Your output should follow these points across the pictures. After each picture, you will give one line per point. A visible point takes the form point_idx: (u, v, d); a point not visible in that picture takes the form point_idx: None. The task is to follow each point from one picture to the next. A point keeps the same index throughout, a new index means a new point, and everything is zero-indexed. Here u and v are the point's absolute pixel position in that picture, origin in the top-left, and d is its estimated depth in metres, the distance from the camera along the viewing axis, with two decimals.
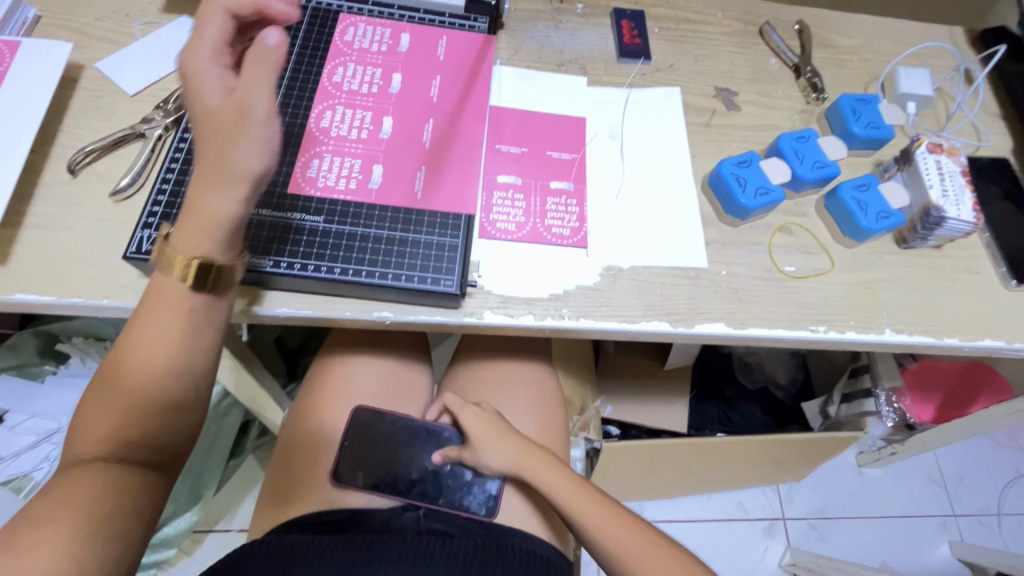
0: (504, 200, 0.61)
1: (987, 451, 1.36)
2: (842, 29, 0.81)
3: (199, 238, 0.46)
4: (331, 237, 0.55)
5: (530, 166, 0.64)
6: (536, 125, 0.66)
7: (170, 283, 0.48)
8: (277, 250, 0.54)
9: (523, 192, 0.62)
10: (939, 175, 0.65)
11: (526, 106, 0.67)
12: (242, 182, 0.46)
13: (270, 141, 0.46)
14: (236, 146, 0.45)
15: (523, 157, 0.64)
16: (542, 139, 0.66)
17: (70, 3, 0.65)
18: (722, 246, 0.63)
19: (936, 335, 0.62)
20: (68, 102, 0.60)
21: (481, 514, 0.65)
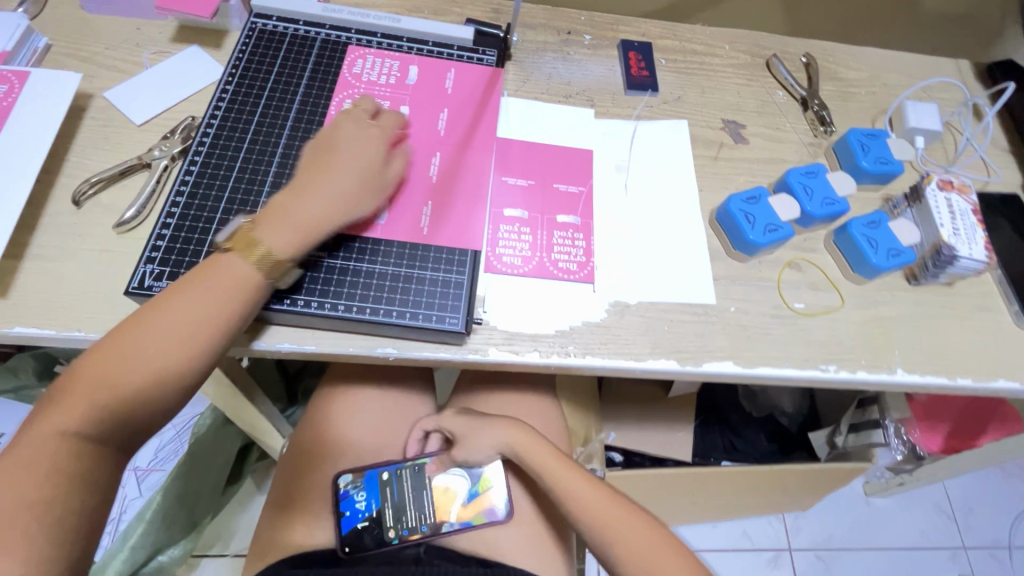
0: (510, 235, 0.61)
1: (996, 481, 1.33)
2: (849, 62, 0.81)
3: (285, 236, 0.50)
4: (337, 274, 0.55)
5: (538, 199, 0.63)
6: (543, 159, 0.66)
7: (236, 263, 0.49)
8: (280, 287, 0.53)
9: (530, 226, 0.62)
10: (950, 215, 0.64)
11: (534, 140, 0.67)
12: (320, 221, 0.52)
13: (355, 209, 0.54)
14: (345, 196, 0.53)
15: (530, 190, 0.64)
16: (550, 173, 0.65)
17: (82, 32, 0.66)
18: (731, 282, 0.63)
19: (949, 376, 0.61)
20: (76, 131, 0.60)
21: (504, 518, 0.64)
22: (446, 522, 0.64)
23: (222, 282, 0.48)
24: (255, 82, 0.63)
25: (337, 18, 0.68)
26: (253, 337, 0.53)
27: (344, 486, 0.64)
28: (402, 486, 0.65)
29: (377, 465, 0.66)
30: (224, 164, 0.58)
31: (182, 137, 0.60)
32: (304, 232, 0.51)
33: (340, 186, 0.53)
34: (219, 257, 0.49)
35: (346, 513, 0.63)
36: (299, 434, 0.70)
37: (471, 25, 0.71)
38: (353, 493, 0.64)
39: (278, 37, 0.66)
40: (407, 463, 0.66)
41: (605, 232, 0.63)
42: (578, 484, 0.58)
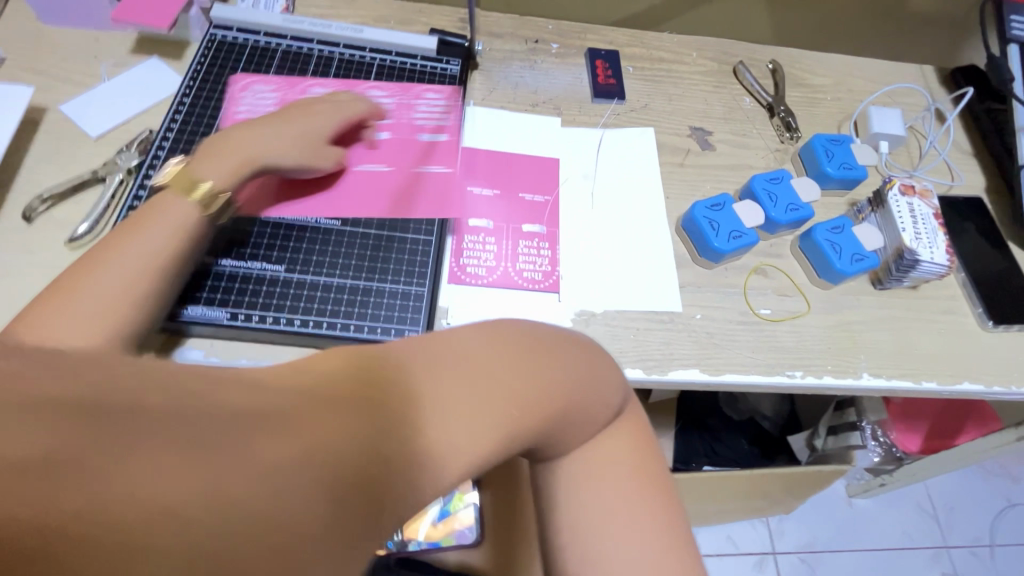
0: (476, 248, 0.60)
1: (977, 479, 1.35)
2: (814, 69, 0.82)
3: (224, 167, 0.48)
4: (293, 288, 0.54)
5: (503, 209, 0.63)
6: (510, 169, 0.66)
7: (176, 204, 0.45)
8: (236, 301, 0.52)
9: (497, 237, 0.61)
10: (912, 218, 0.65)
11: (500, 149, 0.67)
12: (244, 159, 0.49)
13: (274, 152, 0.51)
14: (281, 146, 0.51)
15: (495, 201, 0.63)
16: (514, 182, 0.65)
17: (37, 45, 0.65)
18: (697, 289, 0.63)
19: (915, 379, 0.61)
20: (28, 145, 0.59)
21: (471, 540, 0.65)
22: (414, 539, 0.65)
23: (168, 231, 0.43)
24: (212, 95, 0.62)
25: (298, 28, 0.68)
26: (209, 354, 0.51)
27: None
28: None
29: None
30: None
31: (138, 150, 0.59)
32: (243, 169, 0.49)
33: (283, 137, 0.52)
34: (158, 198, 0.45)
35: None
36: None
37: (436, 35, 0.71)
38: None
39: (238, 49, 0.66)
40: None
41: (572, 240, 0.63)
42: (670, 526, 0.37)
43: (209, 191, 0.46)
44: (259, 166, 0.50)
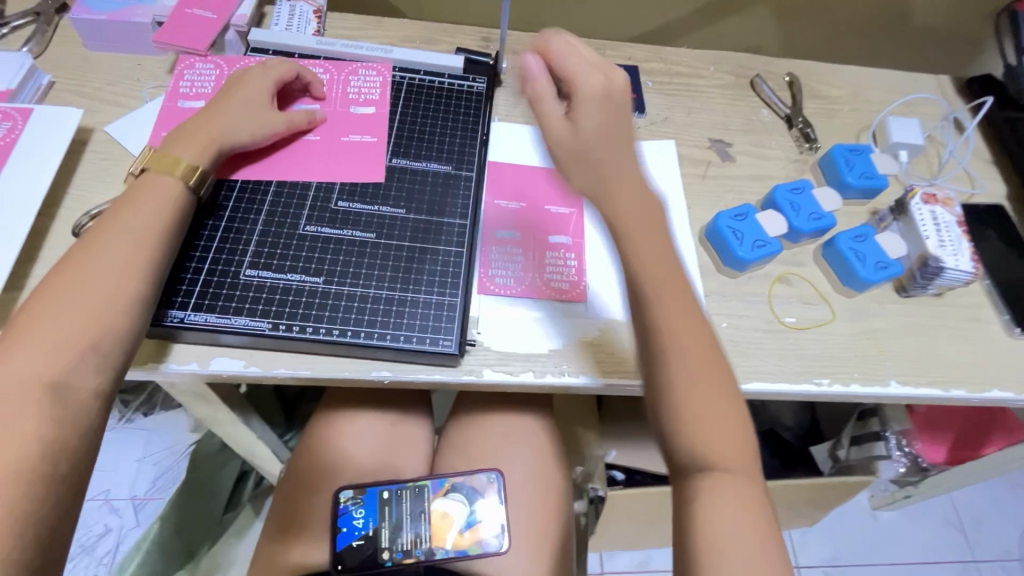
0: (503, 258, 0.62)
1: (1005, 491, 1.32)
2: (831, 80, 0.83)
3: (198, 148, 0.54)
4: (330, 299, 0.55)
5: (530, 221, 0.64)
6: (531, 180, 0.67)
7: (157, 179, 0.52)
8: (276, 313, 0.54)
9: (523, 248, 0.63)
10: (935, 226, 0.65)
11: (519, 161, 0.69)
12: (209, 137, 0.55)
13: (237, 125, 0.57)
14: (239, 121, 0.57)
15: (520, 213, 0.65)
16: (538, 193, 0.66)
17: (83, 69, 0.68)
18: (722, 298, 0.63)
19: (943, 387, 0.61)
20: (76, 164, 0.61)
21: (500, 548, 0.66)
22: (442, 547, 0.66)
23: (157, 202, 0.51)
24: None
25: (330, 50, 0.70)
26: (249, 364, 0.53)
27: (345, 501, 0.67)
28: (402, 507, 0.67)
29: (378, 484, 0.68)
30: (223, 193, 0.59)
31: None
32: (209, 147, 0.55)
33: (234, 112, 0.57)
34: (142, 178, 0.52)
35: (344, 529, 0.66)
36: (299, 469, 0.72)
37: (461, 55, 0.74)
38: (353, 510, 0.67)
39: None
40: (408, 485, 0.68)
41: (596, 250, 0.64)
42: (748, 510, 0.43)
43: (189, 165, 0.53)
44: (222, 142, 0.56)
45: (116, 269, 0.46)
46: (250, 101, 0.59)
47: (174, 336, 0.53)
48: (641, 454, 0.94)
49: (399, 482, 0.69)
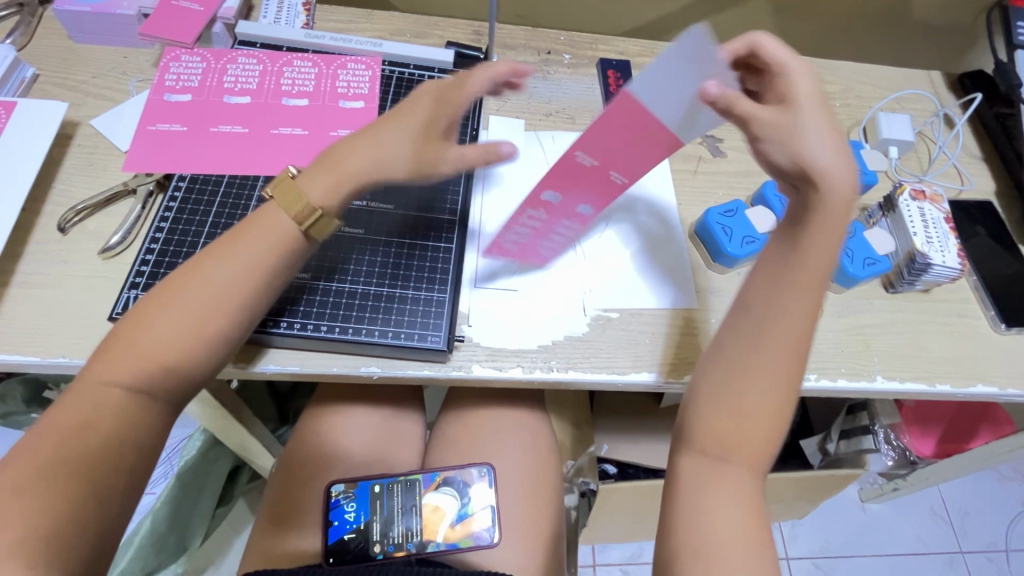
0: (518, 228, 0.57)
1: (992, 484, 1.34)
2: (823, 76, 0.83)
3: (328, 187, 0.48)
4: (332, 296, 0.55)
5: (581, 182, 0.52)
6: (644, 139, 0.46)
7: (281, 218, 0.48)
8: (281, 311, 0.54)
9: (546, 221, 0.56)
10: (923, 223, 0.66)
11: (652, 103, 0.42)
12: (345, 178, 0.49)
13: (380, 163, 0.49)
14: (390, 153, 0.49)
15: (569, 184, 0.52)
16: (629, 145, 0.47)
17: (69, 63, 0.67)
18: (712, 293, 0.64)
19: (928, 382, 0.62)
20: (61, 159, 0.61)
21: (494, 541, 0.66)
22: (433, 541, 0.66)
23: (266, 244, 0.48)
24: None
25: (320, 43, 0.69)
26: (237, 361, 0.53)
27: (336, 495, 0.67)
28: (392, 502, 0.67)
29: (369, 478, 0.68)
30: (209, 187, 0.59)
31: None
32: (337, 188, 0.49)
33: (388, 144, 0.49)
34: (263, 207, 0.49)
35: (335, 522, 0.66)
36: (290, 466, 0.72)
37: (452, 49, 0.73)
38: (344, 504, 0.67)
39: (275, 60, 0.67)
40: (399, 479, 0.68)
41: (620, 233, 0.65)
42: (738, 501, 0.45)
43: (307, 207, 0.48)
44: (354, 185, 0.49)
45: (208, 303, 0.45)
46: (418, 149, 0.48)
47: (265, 343, 0.54)
48: (633, 448, 0.94)
49: (391, 476, 0.69)
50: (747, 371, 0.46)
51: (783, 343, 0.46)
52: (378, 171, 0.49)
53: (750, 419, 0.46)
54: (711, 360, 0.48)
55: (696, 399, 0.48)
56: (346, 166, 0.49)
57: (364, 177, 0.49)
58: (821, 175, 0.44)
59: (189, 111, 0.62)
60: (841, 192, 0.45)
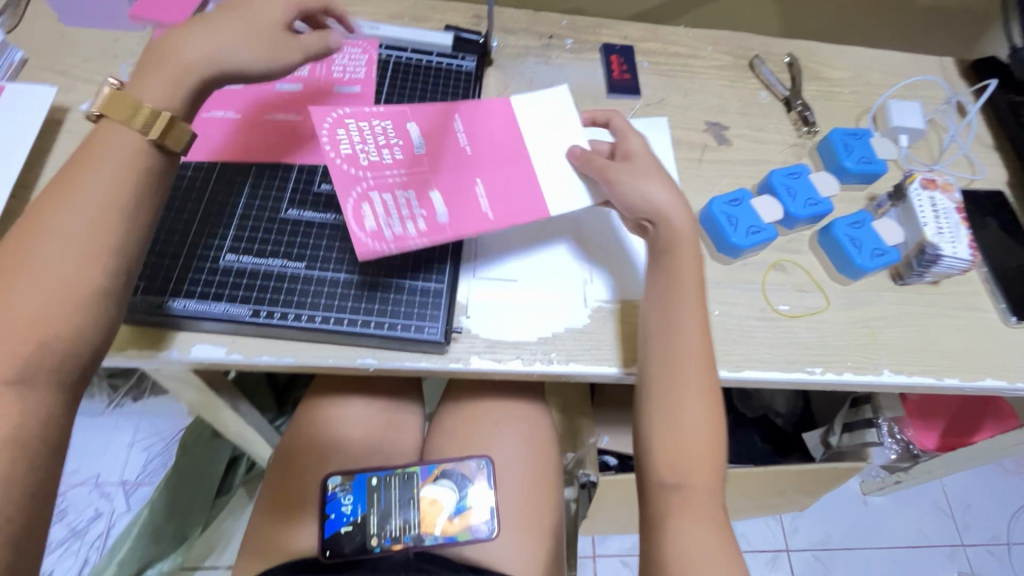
0: (361, 130, 0.56)
1: (994, 478, 1.33)
2: (832, 62, 0.81)
3: (164, 83, 0.47)
4: (251, 280, 0.53)
5: (439, 159, 0.57)
6: (516, 189, 0.57)
7: (124, 129, 0.46)
8: (194, 293, 0.52)
9: (383, 164, 0.55)
10: (934, 214, 0.64)
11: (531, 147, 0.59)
12: (184, 68, 0.48)
13: (220, 49, 0.49)
14: (235, 45, 0.50)
15: (425, 156, 0.57)
16: (498, 154, 0.58)
17: (59, 46, 0.65)
18: (715, 285, 0.62)
19: (936, 376, 0.61)
20: (51, 145, 0.59)
21: (490, 535, 0.66)
22: (431, 534, 0.65)
23: (115, 165, 0.45)
24: None
25: None
26: (177, 347, 0.52)
27: (332, 488, 0.67)
28: (389, 495, 0.67)
29: (366, 470, 0.68)
30: (203, 172, 0.57)
31: None
32: (180, 80, 0.47)
33: (226, 32, 0.50)
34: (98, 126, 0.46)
35: (331, 515, 0.66)
36: (287, 458, 0.71)
37: (450, 32, 0.71)
38: (340, 497, 0.67)
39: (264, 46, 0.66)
40: (396, 471, 0.68)
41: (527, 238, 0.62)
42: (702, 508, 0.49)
43: (149, 112, 0.46)
44: (202, 70, 0.48)
45: (71, 249, 0.42)
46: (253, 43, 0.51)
47: (175, 325, 0.52)
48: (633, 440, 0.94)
49: (388, 469, 0.68)
50: (674, 390, 0.52)
51: (696, 360, 0.53)
52: (214, 51, 0.49)
53: (692, 436, 0.51)
54: (648, 394, 0.53)
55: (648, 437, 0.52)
56: (182, 57, 0.48)
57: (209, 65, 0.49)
58: (658, 212, 0.55)
59: None
60: (676, 228, 0.55)
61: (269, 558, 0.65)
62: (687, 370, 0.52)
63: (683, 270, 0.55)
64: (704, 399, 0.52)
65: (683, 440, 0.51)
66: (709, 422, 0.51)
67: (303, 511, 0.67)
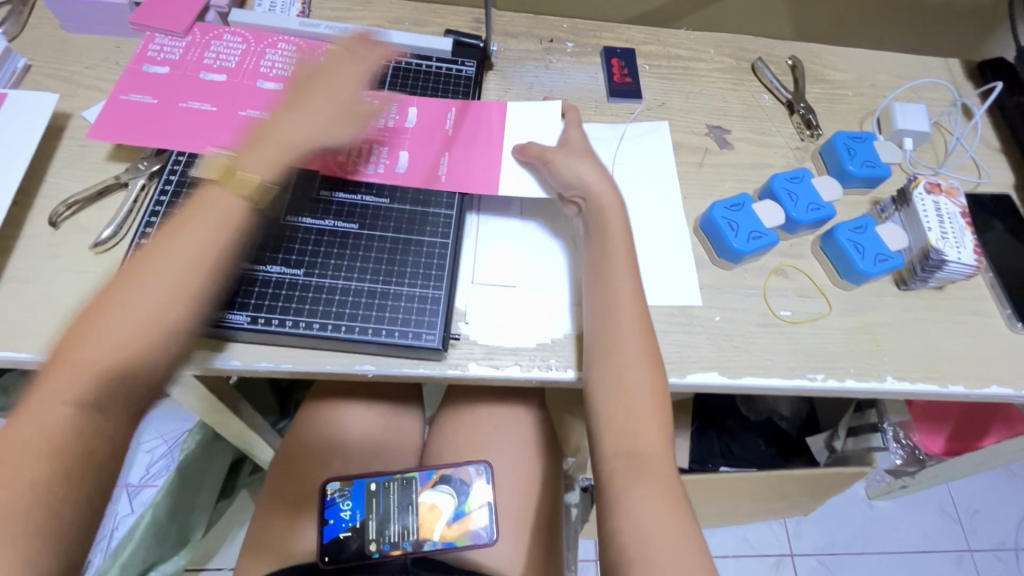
0: (367, 112, 0.63)
1: (1003, 483, 1.31)
2: (836, 64, 0.80)
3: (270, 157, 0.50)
4: (277, 285, 0.54)
5: (417, 134, 0.62)
6: (476, 164, 0.61)
7: (221, 191, 0.47)
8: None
9: (378, 127, 0.62)
10: (938, 218, 0.63)
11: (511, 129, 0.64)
12: (276, 141, 0.51)
13: (311, 118, 0.54)
14: (314, 121, 0.54)
15: (417, 130, 0.63)
16: (473, 136, 0.63)
17: (61, 53, 0.66)
18: (716, 291, 0.62)
19: (940, 383, 0.60)
20: (53, 151, 0.60)
21: (488, 540, 0.65)
22: (430, 540, 0.65)
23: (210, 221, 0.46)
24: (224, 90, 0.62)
25: (314, 32, 0.68)
26: None
27: (331, 493, 0.67)
28: (388, 501, 0.67)
29: (365, 475, 0.68)
30: (203, 175, 0.58)
31: (158, 154, 0.60)
32: (279, 151, 0.51)
33: (314, 111, 0.54)
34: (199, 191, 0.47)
35: (330, 521, 0.65)
36: (286, 463, 0.71)
37: (450, 37, 0.71)
38: (340, 502, 0.67)
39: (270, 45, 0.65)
40: (395, 476, 0.68)
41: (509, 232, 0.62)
42: (660, 479, 0.48)
43: (240, 177, 0.47)
44: (297, 147, 0.52)
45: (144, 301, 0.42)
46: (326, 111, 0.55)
47: None
48: None
49: (386, 474, 0.68)
50: (613, 352, 0.52)
51: (629, 320, 0.53)
52: (309, 121, 0.54)
53: (635, 399, 0.50)
54: (588, 357, 0.53)
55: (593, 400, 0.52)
56: (282, 130, 0.52)
57: (307, 144, 0.53)
58: (587, 191, 0.58)
59: (164, 85, 0.61)
60: (603, 202, 0.57)
61: (269, 562, 0.65)
62: (622, 330, 0.52)
63: (613, 236, 0.56)
64: (650, 366, 0.52)
65: (629, 407, 0.50)
66: (652, 386, 0.51)
67: (303, 514, 0.67)
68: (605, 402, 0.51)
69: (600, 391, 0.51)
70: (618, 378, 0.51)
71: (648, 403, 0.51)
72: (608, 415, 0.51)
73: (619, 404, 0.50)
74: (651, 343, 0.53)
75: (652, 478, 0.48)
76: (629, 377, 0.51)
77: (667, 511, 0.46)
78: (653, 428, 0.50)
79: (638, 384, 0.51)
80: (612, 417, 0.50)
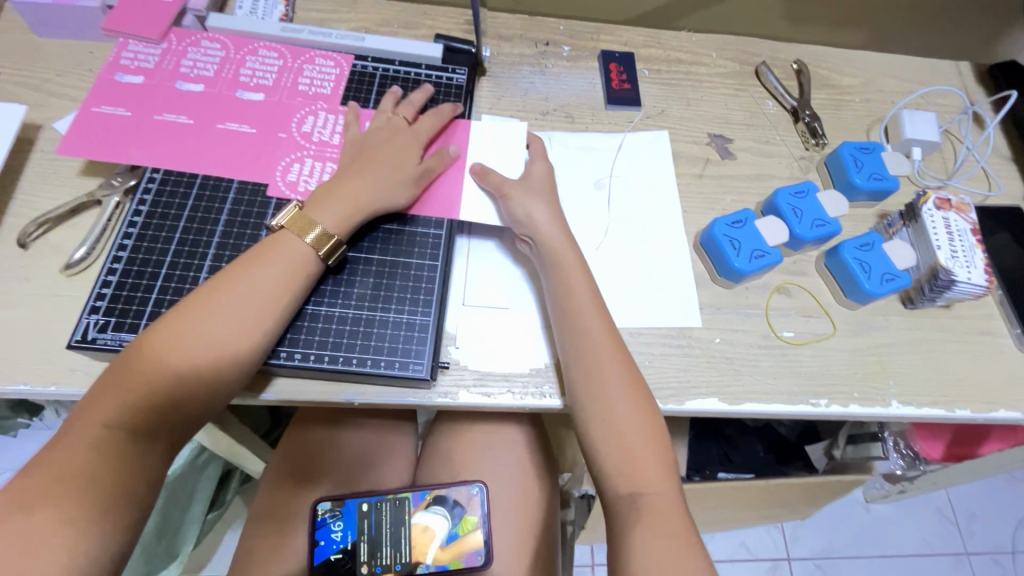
0: (327, 120, 0.60)
1: (1001, 486, 1.31)
2: (844, 68, 0.77)
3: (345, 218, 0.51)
4: (321, 322, 0.52)
5: None
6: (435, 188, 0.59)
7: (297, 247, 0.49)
8: (131, 326, 0.49)
9: (329, 143, 0.59)
10: (947, 235, 0.61)
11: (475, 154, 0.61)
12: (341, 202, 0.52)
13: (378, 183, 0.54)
14: (377, 186, 0.53)
15: None
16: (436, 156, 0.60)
17: (30, 58, 0.62)
18: (716, 311, 0.60)
19: (947, 407, 0.58)
20: (23, 166, 0.57)
21: (480, 564, 0.63)
22: (422, 563, 0.63)
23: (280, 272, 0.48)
24: None
25: (297, 38, 0.64)
26: None
27: (322, 513, 0.64)
28: (382, 522, 0.65)
29: (357, 496, 0.66)
30: (179, 193, 0.55)
31: (133, 169, 0.57)
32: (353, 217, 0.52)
33: (382, 173, 0.54)
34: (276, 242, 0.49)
35: (321, 542, 0.63)
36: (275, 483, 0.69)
37: (441, 42, 0.68)
38: (331, 523, 0.64)
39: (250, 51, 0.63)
40: (388, 497, 0.66)
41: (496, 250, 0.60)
42: (666, 516, 0.46)
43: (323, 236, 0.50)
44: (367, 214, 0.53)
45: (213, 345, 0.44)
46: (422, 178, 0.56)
47: None
48: None
49: (379, 494, 0.66)
50: (599, 385, 0.50)
51: (605, 350, 0.51)
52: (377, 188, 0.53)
53: (627, 433, 0.49)
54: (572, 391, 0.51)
55: (591, 449, 0.50)
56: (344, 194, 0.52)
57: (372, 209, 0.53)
58: (534, 230, 0.55)
59: (138, 96, 0.58)
60: (550, 240, 0.55)
61: None
62: (602, 362, 0.50)
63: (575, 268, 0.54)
64: (637, 396, 0.50)
65: (621, 442, 0.48)
66: (645, 421, 0.49)
67: (291, 538, 0.65)
68: (599, 438, 0.49)
69: (595, 427, 0.49)
70: (606, 411, 0.49)
71: (643, 434, 0.49)
72: (607, 451, 0.49)
73: (614, 439, 0.49)
74: (635, 371, 0.51)
75: (658, 517, 0.46)
76: (617, 412, 0.49)
77: (679, 551, 0.45)
78: (652, 462, 0.48)
79: (625, 416, 0.49)
80: (609, 453, 0.49)
